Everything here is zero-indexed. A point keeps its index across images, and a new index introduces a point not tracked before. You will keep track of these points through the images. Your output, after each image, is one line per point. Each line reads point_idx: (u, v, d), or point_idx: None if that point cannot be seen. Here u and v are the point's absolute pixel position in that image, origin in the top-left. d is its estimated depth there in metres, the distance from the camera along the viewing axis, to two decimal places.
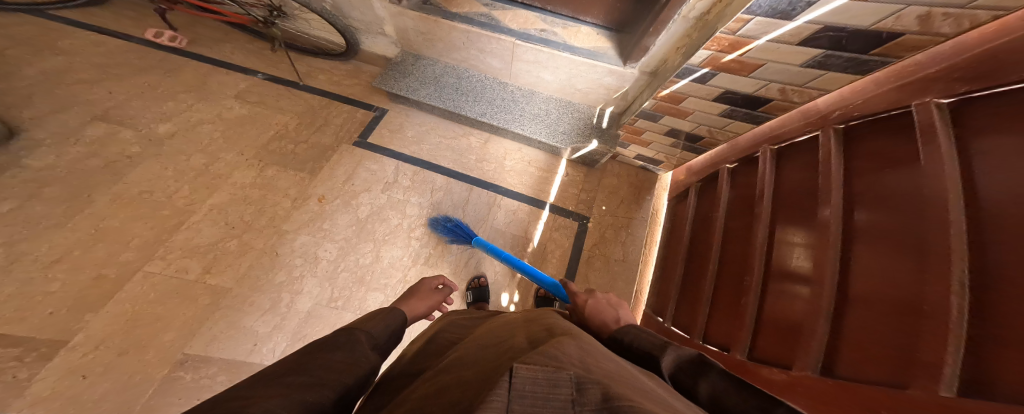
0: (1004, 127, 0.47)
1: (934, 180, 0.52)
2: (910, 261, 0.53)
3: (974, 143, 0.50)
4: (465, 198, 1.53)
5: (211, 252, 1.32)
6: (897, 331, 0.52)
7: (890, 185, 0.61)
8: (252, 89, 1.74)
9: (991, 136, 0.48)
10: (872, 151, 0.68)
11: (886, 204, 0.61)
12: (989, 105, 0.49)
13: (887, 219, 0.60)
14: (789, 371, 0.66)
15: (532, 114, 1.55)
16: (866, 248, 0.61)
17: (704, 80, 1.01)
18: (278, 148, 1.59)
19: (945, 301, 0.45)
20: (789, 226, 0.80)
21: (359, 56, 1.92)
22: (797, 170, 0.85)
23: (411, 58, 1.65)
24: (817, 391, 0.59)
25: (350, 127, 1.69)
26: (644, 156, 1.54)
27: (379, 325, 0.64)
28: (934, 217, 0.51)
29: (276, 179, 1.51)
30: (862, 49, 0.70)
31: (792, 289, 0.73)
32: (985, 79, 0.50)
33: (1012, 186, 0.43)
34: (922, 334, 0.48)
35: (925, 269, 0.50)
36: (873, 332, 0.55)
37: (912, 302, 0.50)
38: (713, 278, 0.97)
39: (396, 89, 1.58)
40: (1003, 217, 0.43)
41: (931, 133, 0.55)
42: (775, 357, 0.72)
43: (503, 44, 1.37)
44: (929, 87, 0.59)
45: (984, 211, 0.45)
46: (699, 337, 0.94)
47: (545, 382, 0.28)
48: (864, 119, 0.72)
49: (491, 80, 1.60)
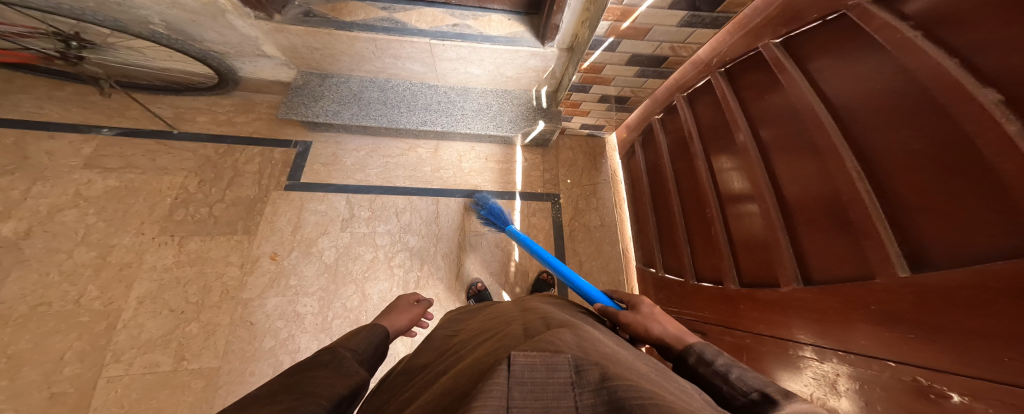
0: (823, 55, 0.67)
1: (800, 98, 0.69)
2: (817, 163, 0.64)
3: (811, 65, 0.69)
4: (434, 211, 1.50)
5: (172, 341, 1.17)
6: (835, 224, 0.61)
7: (778, 106, 0.75)
8: (104, 151, 1.44)
9: (818, 60, 0.68)
10: (755, 83, 0.83)
11: (780, 121, 0.74)
12: (810, 38, 0.70)
13: (785, 132, 0.72)
14: (779, 289, 0.72)
15: (474, 110, 1.51)
16: (784, 159, 0.72)
17: (613, 48, 1.10)
18: (186, 215, 1.38)
19: (853, 189, 0.57)
20: (720, 155, 0.91)
21: (243, 85, 1.69)
22: (707, 108, 0.98)
23: (318, 79, 1.49)
24: (811, 301, 0.64)
25: (276, 172, 1.52)
26: (588, 125, 1.63)
27: (362, 342, 0.63)
28: (819, 128, 0.64)
29: (214, 248, 1.34)
30: (710, 8, 0.90)
31: (743, 211, 0.83)
32: (795, 22, 0.74)
33: (850, 89, 0.60)
34: (852, 219, 0.57)
35: (829, 167, 0.61)
36: (819, 231, 0.64)
37: (832, 195, 0.61)
38: (683, 219, 1.06)
39: (311, 116, 1.42)
40: (863, 115, 0.57)
41: (780, 65, 0.75)
42: (760, 279, 0.78)
43: (418, 46, 1.30)
44: (763, 33, 0.82)
45: (861, 115, 0.57)
46: (693, 278, 1.02)
47: (543, 367, 0.32)
48: (732, 63, 0.91)
49: (419, 85, 1.52)
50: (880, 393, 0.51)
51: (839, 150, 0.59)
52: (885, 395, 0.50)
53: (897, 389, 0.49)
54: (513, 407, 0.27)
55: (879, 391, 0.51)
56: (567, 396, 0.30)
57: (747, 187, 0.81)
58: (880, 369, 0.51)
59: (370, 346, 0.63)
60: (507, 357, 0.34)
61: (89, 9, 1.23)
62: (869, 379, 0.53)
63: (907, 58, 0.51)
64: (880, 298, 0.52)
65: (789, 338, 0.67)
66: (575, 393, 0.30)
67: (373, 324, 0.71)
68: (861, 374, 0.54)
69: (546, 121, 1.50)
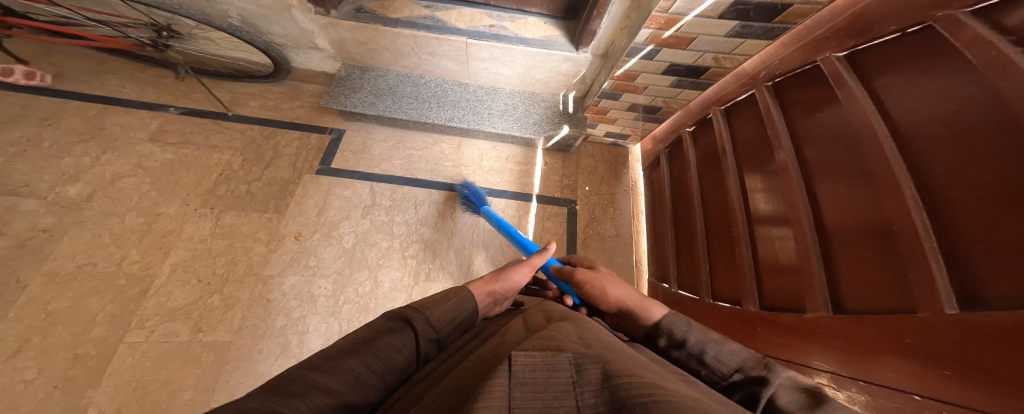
0: (893, 70, 0.62)
1: (858, 115, 0.64)
2: (864, 188, 0.60)
3: (877, 81, 0.64)
4: (451, 207, 1.52)
5: (194, 312, 1.25)
6: (878, 252, 0.56)
7: (827, 125, 0.71)
8: (167, 127, 1.58)
9: (887, 77, 0.63)
10: (804, 100, 0.79)
11: (828, 141, 0.70)
12: (885, 51, 0.64)
13: (831, 153, 0.68)
14: (802, 315, 0.67)
15: (500, 110, 1.54)
16: (826, 181, 0.68)
17: (652, 56, 1.09)
18: (227, 190, 1.48)
19: (906, 215, 0.52)
20: (753, 173, 0.87)
21: (294, 75, 1.81)
22: (747, 123, 0.94)
23: (359, 71, 1.57)
24: (837, 330, 0.59)
25: (311, 156, 1.61)
26: (613, 133, 1.61)
27: (445, 313, 0.56)
28: (872, 149, 0.60)
29: (245, 224, 1.43)
30: (766, 19, 0.88)
31: (771, 233, 0.78)
32: (866, 34, 0.68)
33: (915, 111, 0.56)
34: (899, 248, 0.53)
35: (879, 190, 0.57)
36: (861, 259, 0.59)
37: (876, 221, 0.57)
38: (704, 237, 1.01)
39: (349, 106, 1.49)
40: (926, 139, 0.53)
41: (840, 78, 0.70)
42: (784, 303, 0.72)
43: (454, 45, 1.35)
44: (824, 45, 0.77)
45: (926, 141, 0.53)
46: (709, 297, 0.96)
47: (544, 368, 0.32)
48: (785, 76, 0.86)
49: (451, 83, 1.57)
50: None
51: (895, 175, 0.55)
52: None
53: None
54: (517, 408, 0.27)
55: None
56: (570, 396, 0.29)
57: (780, 208, 0.77)
58: (902, 401, 0.47)
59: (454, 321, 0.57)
60: (507, 356, 0.35)
61: (186, 5, 1.43)
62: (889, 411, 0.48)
63: (997, 76, 0.46)
64: (915, 331, 0.48)
65: (805, 364, 0.63)
66: (577, 392, 0.30)
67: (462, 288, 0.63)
68: (880, 405, 0.49)
69: (571, 126, 1.50)
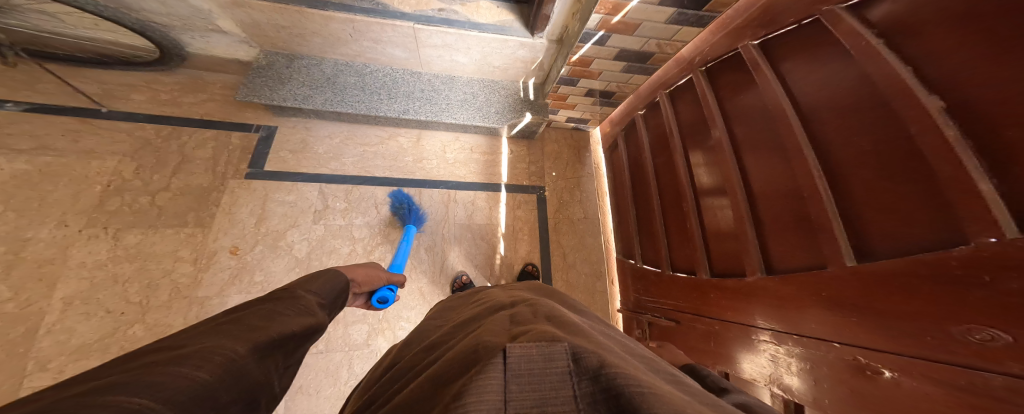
0: (794, 56, 0.73)
1: (772, 97, 0.74)
2: (780, 161, 0.71)
3: (784, 66, 0.75)
4: (417, 203, 1.46)
5: (111, 347, 1.07)
6: (797, 218, 0.67)
7: (750, 106, 0.81)
8: (5, 128, 1.24)
9: (789, 63, 0.73)
10: (731, 83, 0.88)
11: (752, 119, 0.80)
12: (787, 43, 0.75)
13: (755, 132, 0.78)
14: (744, 278, 0.77)
15: (459, 100, 1.47)
16: (754, 156, 0.78)
17: (602, 42, 1.12)
18: (121, 205, 1.24)
19: (813, 186, 0.63)
20: (696, 151, 0.97)
21: (189, 62, 1.52)
22: (688, 106, 1.03)
23: (284, 60, 1.38)
24: (772, 289, 0.70)
25: (234, 158, 1.40)
26: (574, 118, 1.65)
27: (321, 285, 0.62)
28: (786, 127, 0.69)
29: (160, 242, 1.22)
30: (696, 7, 0.94)
31: (714, 204, 0.89)
32: (772, 25, 0.78)
33: (814, 93, 0.66)
34: (811, 212, 0.63)
35: (792, 163, 0.67)
36: (783, 223, 0.70)
37: (794, 190, 0.68)
38: (660, 213, 1.11)
39: (277, 100, 1.31)
40: (826, 117, 0.63)
41: (756, 64, 0.80)
42: (729, 269, 0.84)
43: (401, 30, 1.25)
44: (743, 33, 0.86)
45: (826, 120, 0.63)
46: (670, 269, 1.07)
47: (540, 358, 0.31)
48: (712, 62, 0.95)
49: (401, 72, 1.46)
50: (826, 371, 0.58)
51: (802, 148, 0.65)
52: (829, 372, 0.58)
53: (840, 366, 0.56)
54: (513, 406, 0.27)
55: (825, 369, 0.59)
56: (566, 386, 0.29)
57: (719, 182, 0.87)
58: (826, 349, 0.58)
59: (332, 293, 0.62)
60: (503, 348, 0.33)
61: None
62: (817, 359, 0.60)
63: (868, 64, 0.57)
64: (830, 285, 0.58)
65: (750, 324, 0.74)
66: (575, 382, 0.30)
67: (333, 271, 0.69)
68: (810, 355, 0.61)
69: (533, 113, 1.49)
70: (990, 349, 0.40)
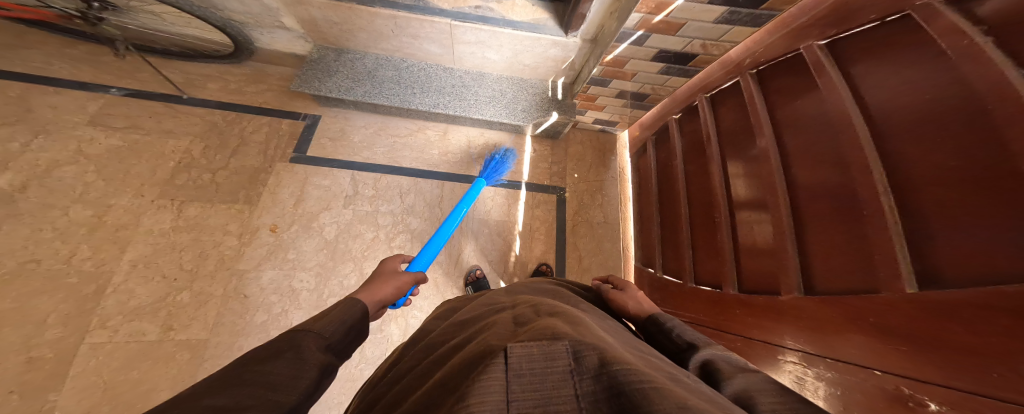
0: (867, 58, 0.65)
1: (835, 102, 0.67)
2: (837, 174, 0.64)
3: (852, 69, 0.68)
4: (439, 195, 1.50)
5: (161, 310, 1.18)
6: (849, 233, 0.60)
7: (804, 112, 0.74)
8: (108, 109, 1.44)
9: (861, 65, 0.66)
10: (784, 87, 0.82)
11: (805, 126, 0.73)
12: (858, 43, 0.68)
13: (808, 140, 0.72)
14: (780, 297, 0.71)
15: (487, 97, 1.50)
16: (804, 169, 0.72)
17: (641, 42, 1.12)
18: (187, 180, 1.39)
19: (875, 202, 0.56)
20: (735, 158, 0.91)
21: (257, 56, 1.68)
22: (730, 111, 0.97)
23: (334, 54, 1.49)
24: (811, 310, 0.63)
25: (283, 143, 1.52)
26: (601, 120, 1.63)
27: (333, 324, 0.56)
28: (849, 136, 0.62)
29: (213, 216, 1.35)
30: (753, 6, 0.89)
31: (750, 216, 0.83)
32: (845, 23, 0.71)
33: (889, 98, 0.59)
34: (869, 230, 0.56)
35: (851, 176, 0.61)
36: (834, 240, 0.63)
37: (850, 206, 0.61)
38: (688, 223, 1.04)
39: (324, 91, 1.41)
40: (897, 126, 0.56)
41: (820, 66, 0.73)
42: (762, 286, 0.77)
43: (438, 27, 1.30)
44: (807, 33, 0.79)
45: (895, 130, 0.56)
46: (693, 281, 1.00)
47: (541, 357, 0.31)
48: (767, 64, 0.89)
49: (434, 67, 1.51)
50: (858, 397, 0.52)
51: (866, 160, 0.58)
52: (862, 399, 0.52)
53: (876, 395, 0.50)
54: (514, 403, 0.27)
55: (858, 395, 0.52)
56: (567, 385, 0.29)
57: (759, 193, 0.81)
58: (864, 377, 0.52)
59: (340, 324, 0.57)
60: (504, 349, 0.34)
61: None
62: (850, 385, 0.54)
63: (969, 67, 0.49)
64: (879, 310, 0.52)
65: (778, 344, 0.68)
66: (576, 381, 0.29)
67: (352, 300, 0.64)
68: (844, 381, 0.55)
69: (560, 113, 1.50)
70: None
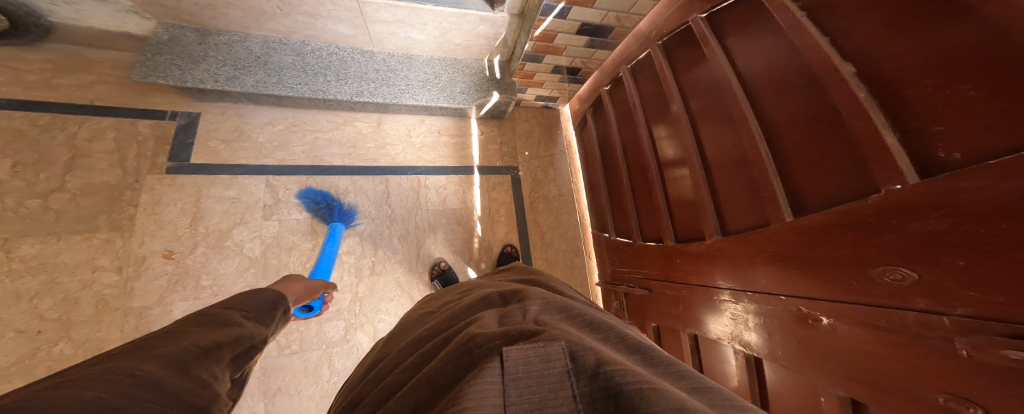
0: (738, 31, 0.77)
1: (720, 72, 0.78)
2: (728, 130, 0.78)
3: (730, 41, 0.79)
4: (384, 191, 1.38)
5: (33, 368, 0.95)
6: (744, 179, 0.76)
7: (700, 79, 0.86)
8: None
9: (734, 37, 0.78)
10: (684, 58, 0.92)
11: (704, 92, 0.85)
12: (730, 16, 0.79)
13: (707, 104, 0.84)
14: (705, 241, 0.85)
15: (420, 80, 1.36)
16: (707, 128, 0.84)
17: (564, 14, 1.09)
18: (2, 209, 1.02)
19: (755, 149, 0.70)
20: (657, 124, 1.02)
21: (58, 36, 1.19)
22: (647, 81, 1.07)
23: (195, 34, 1.17)
24: (728, 249, 0.78)
25: (147, 150, 1.20)
26: (543, 96, 1.62)
27: (253, 301, 0.57)
28: (732, 98, 0.75)
29: (67, 251, 1.05)
30: None
31: (676, 173, 0.96)
32: None
33: (755, 64, 0.72)
34: (756, 176, 0.72)
35: (739, 132, 0.75)
36: (732, 183, 0.79)
37: (739, 157, 0.76)
38: (630, 187, 1.17)
39: (192, 82, 1.12)
40: (765, 87, 0.70)
41: (706, 39, 0.83)
42: (690, 233, 0.93)
43: (343, 5, 1.11)
44: (692, 7, 0.88)
45: (766, 91, 0.70)
46: (640, 239, 1.15)
47: (538, 360, 0.33)
48: (668, 36, 0.97)
49: (349, 51, 1.30)
50: (776, 323, 0.66)
51: (746, 118, 0.72)
52: (779, 323, 0.66)
53: (788, 318, 0.64)
54: (512, 406, 0.28)
55: (775, 322, 0.66)
56: (564, 385, 0.30)
57: (679, 153, 0.93)
58: (775, 303, 0.66)
59: (261, 305, 0.57)
60: (500, 351, 0.36)
61: None
62: (768, 313, 0.68)
63: (796, 37, 0.63)
64: (775, 243, 0.67)
65: (713, 285, 0.82)
66: (573, 381, 0.31)
67: (271, 291, 0.64)
68: (762, 309, 0.69)
69: (501, 92, 1.43)
70: (902, 287, 0.47)
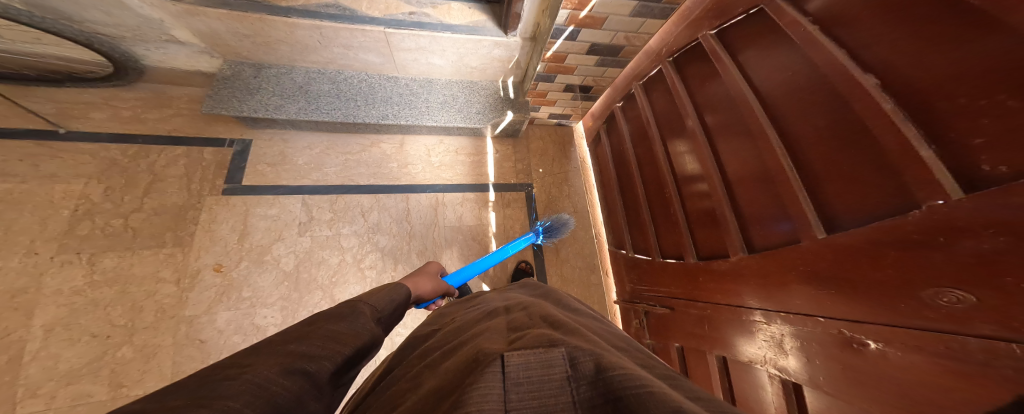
0: (751, 45, 0.75)
1: (734, 87, 0.77)
2: (747, 144, 0.75)
3: (742, 55, 0.78)
4: (405, 209, 1.44)
5: (101, 369, 1.05)
6: (769, 194, 0.70)
7: (714, 94, 0.84)
8: None
9: (748, 50, 0.76)
10: (697, 74, 0.91)
11: (719, 107, 0.82)
12: (741, 30, 0.78)
13: (723, 118, 0.81)
14: (730, 259, 0.80)
15: (438, 102, 1.44)
16: (725, 142, 0.81)
17: (574, 37, 1.13)
18: (93, 228, 1.19)
19: (780, 166, 0.66)
20: (673, 140, 0.99)
21: (149, 76, 1.43)
22: (659, 97, 1.05)
23: (252, 69, 1.33)
24: (756, 268, 0.72)
25: (208, 174, 1.35)
26: (556, 114, 1.65)
27: (385, 299, 0.60)
28: (750, 113, 0.73)
29: (139, 264, 1.18)
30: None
31: (695, 188, 0.92)
32: (725, 14, 0.81)
33: (771, 77, 0.70)
34: (782, 193, 0.67)
35: (759, 147, 0.71)
36: (757, 201, 0.73)
37: (763, 171, 0.71)
38: (647, 205, 1.13)
39: (246, 111, 1.26)
40: (784, 99, 0.67)
41: (717, 53, 0.82)
42: (714, 252, 0.87)
43: (372, 35, 1.23)
44: (700, 25, 0.88)
45: (784, 103, 0.67)
46: (659, 256, 1.10)
47: (538, 365, 0.31)
48: (679, 53, 0.96)
49: (377, 77, 1.42)
50: (816, 347, 0.59)
51: (767, 133, 0.69)
52: (819, 348, 0.59)
53: (828, 342, 0.57)
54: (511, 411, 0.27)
55: (815, 346, 0.59)
56: (565, 391, 0.29)
57: (698, 169, 0.89)
58: (812, 325, 0.60)
59: (392, 306, 0.60)
60: (501, 356, 0.34)
61: None
62: (806, 336, 0.61)
63: (811, 50, 0.61)
64: (807, 260, 0.61)
65: (741, 305, 0.76)
66: (574, 387, 0.29)
67: (397, 285, 0.68)
68: (799, 332, 0.62)
69: (514, 111, 1.47)
70: (959, 311, 0.42)
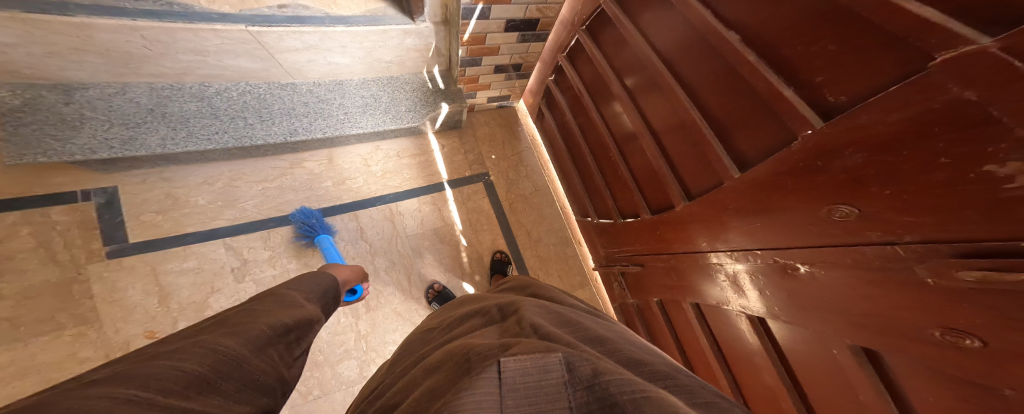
0: (644, 11, 0.92)
1: (640, 48, 0.94)
2: (664, 102, 0.92)
3: (641, 19, 0.94)
4: (357, 227, 1.32)
5: None
6: (689, 142, 0.88)
7: (630, 58, 1.01)
8: None
9: (643, 15, 0.93)
10: (611, 39, 1.06)
11: (636, 70, 1.00)
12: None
13: (641, 79, 0.99)
14: (676, 209, 0.95)
15: (358, 106, 1.26)
16: (647, 100, 0.98)
17: (486, 15, 1.07)
18: None
19: (691, 118, 0.84)
20: (608, 103, 1.15)
21: None
22: (586, 63, 1.21)
23: (57, 93, 0.94)
24: (698, 213, 0.87)
25: (75, 238, 1.05)
26: (495, 97, 1.60)
27: (308, 284, 0.65)
28: (659, 75, 0.90)
29: (43, 351, 0.95)
30: None
31: (634, 147, 1.09)
32: None
33: (664, 39, 0.88)
34: (698, 141, 0.84)
35: (674, 103, 0.88)
36: (681, 147, 0.91)
37: (681, 122, 0.89)
38: (596, 164, 1.33)
39: (82, 153, 0.92)
40: (680, 57, 0.85)
41: (620, 20, 0.98)
42: (659, 203, 1.06)
43: (237, 36, 0.96)
44: None
45: (681, 62, 0.85)
46: (620, 217, 1.27)
47: (536, 370, 0.31)
48: (590, 19, 1.10)
49: (265, 87, 1.16)
50: (762, 280, 0.72)
51: (674, 88, 0.86)
52: (765, 278, 0.72)
53: (770, 271, 0.70)
54: None
55: (761, 278, 0.72)
56: (562, 398, 0.29)
57: (631, 127, 1.06)
58: (754, 258, 0.73)
59: (318, 290, 0.65)
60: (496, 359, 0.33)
61: None
62: (752, 270, 0.74)
63: (686, 12, 0.78)
64: (734, 199, 0.76)
65: (696, 249, 0.90)
66: (570, 393, 0.30)
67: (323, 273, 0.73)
68: (748, 267, 0.75)
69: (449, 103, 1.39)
70: (849, 222, 0.53)
